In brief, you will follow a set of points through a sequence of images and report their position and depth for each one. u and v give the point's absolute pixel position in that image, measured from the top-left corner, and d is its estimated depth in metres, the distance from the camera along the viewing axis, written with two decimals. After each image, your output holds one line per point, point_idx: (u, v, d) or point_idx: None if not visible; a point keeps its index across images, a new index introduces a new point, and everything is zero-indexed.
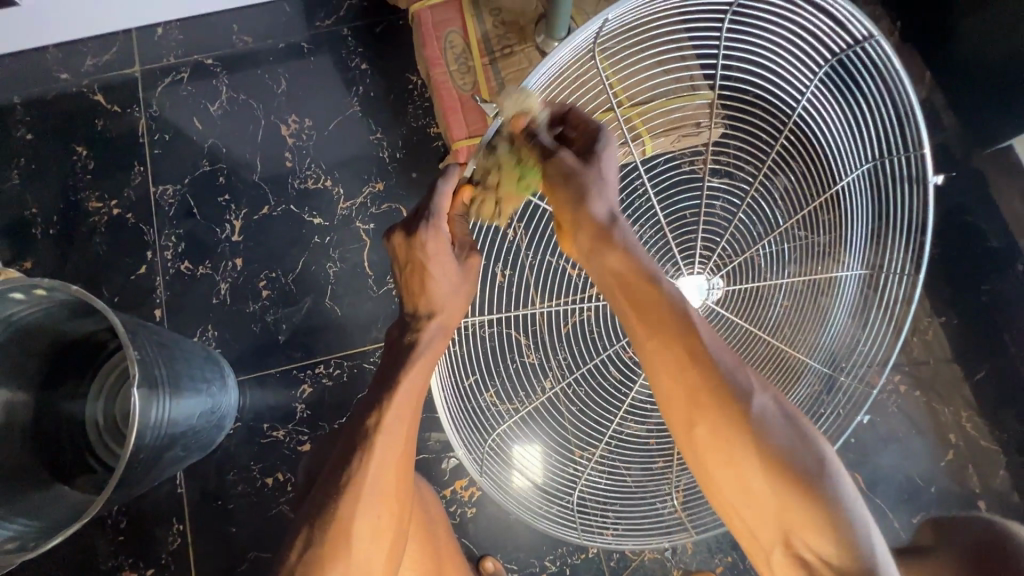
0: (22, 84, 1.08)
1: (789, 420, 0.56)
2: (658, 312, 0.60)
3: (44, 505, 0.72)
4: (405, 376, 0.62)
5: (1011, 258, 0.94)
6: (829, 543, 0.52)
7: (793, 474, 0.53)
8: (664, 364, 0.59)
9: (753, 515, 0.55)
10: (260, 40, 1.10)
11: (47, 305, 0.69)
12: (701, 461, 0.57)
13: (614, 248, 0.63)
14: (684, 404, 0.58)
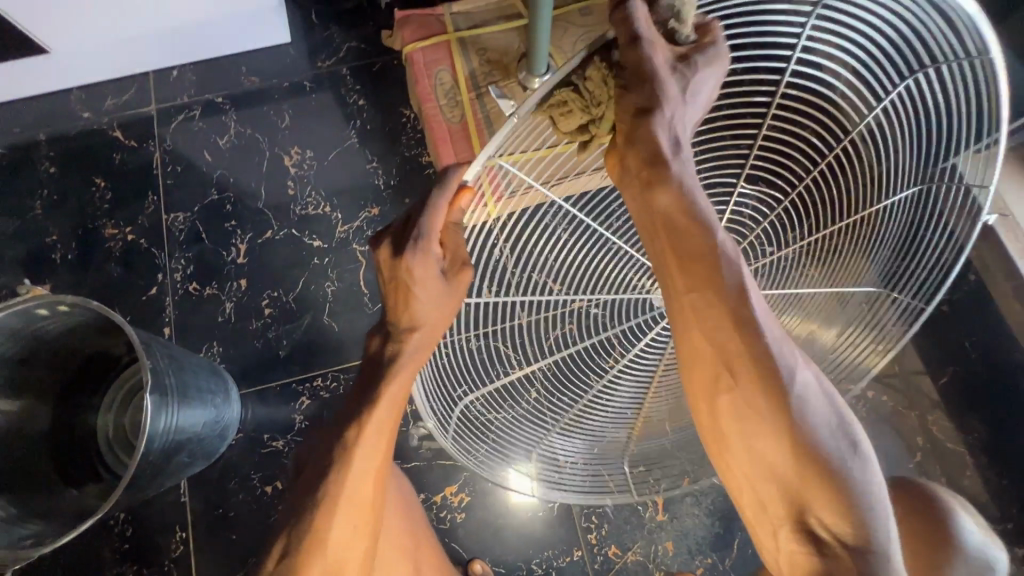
0: (47, 122, 1.17)
1: (822, 399, 0.61)
2: (708, 272, 0.63)
3: (52, 508, 0.78)
4: (384, 391, 0.65)
5: (964, 268, 1.01)
6: (832, 513, 0.59)
7: (819, 447, 0.59)
8: (710, 322, 0.63)
9: (767, 475, 0.61)
10: (266, 79, 1.20)
11: (69, 320, 0.76)
12: (726, 422, 0.63)
13: (670, 187, 0.64)
14: (721, 361, 0.62)
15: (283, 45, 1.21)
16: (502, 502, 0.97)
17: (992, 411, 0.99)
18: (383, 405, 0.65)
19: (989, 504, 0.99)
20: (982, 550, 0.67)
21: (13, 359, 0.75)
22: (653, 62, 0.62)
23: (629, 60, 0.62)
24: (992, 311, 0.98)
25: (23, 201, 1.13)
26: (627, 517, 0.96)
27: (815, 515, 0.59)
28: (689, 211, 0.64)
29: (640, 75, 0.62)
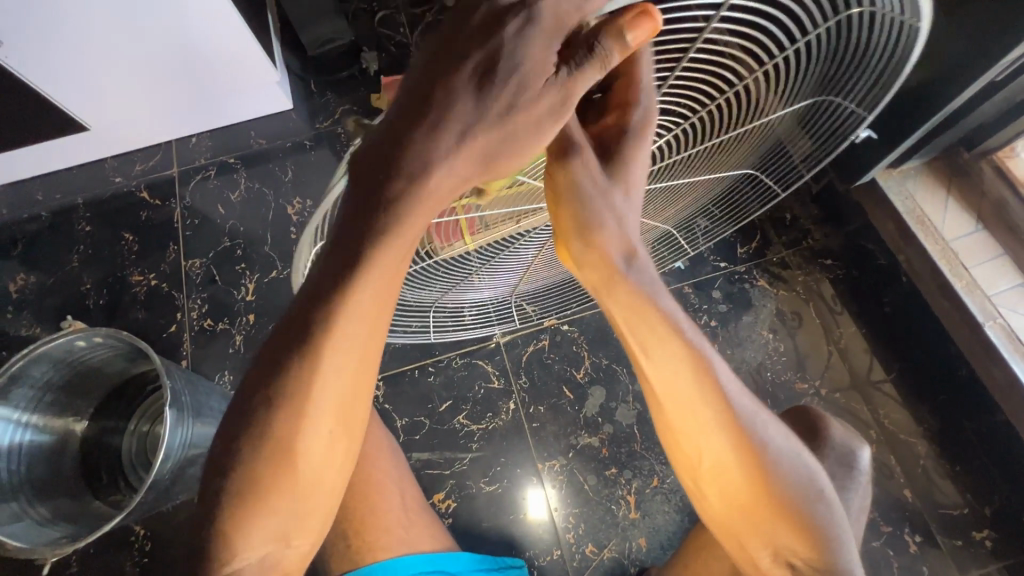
0: (84, 188, 1.35)
1: (791, 454, 0.62)
2: (676, 356, 0.58)
3: (78, 513, 0.90)
4: (355, 286, 0.49)
5: (894, 272, 1.12)
6: (804, 550, 0.62)
7: (794, 511, 0.61)
8: (682, 412, 0.60)
9: (749, 528, 0.63)
10: (271, 141, 1.38)
11: (104, 349, 0.92)
12: (708, 492, 0.64)
13: (623, 281, 0.59)
14: (699, 443, 0.61)
15: (285, 111, 1.40)
16: (486, 506, 1.07)
17: (937, 400, 1.09)
18: (354, 299, 0.49)
19: (942, 491, 1.07)
20: (845, 441, 0.81)
21: (55, 385, 0.91)
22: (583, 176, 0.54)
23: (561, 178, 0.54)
24: (927, 309, 1.07)
25: (63, 256, 1.30)
26: (603, 516, 1.06)
27: (790, 553, 0.63)
28: (649, 299, 0.58)
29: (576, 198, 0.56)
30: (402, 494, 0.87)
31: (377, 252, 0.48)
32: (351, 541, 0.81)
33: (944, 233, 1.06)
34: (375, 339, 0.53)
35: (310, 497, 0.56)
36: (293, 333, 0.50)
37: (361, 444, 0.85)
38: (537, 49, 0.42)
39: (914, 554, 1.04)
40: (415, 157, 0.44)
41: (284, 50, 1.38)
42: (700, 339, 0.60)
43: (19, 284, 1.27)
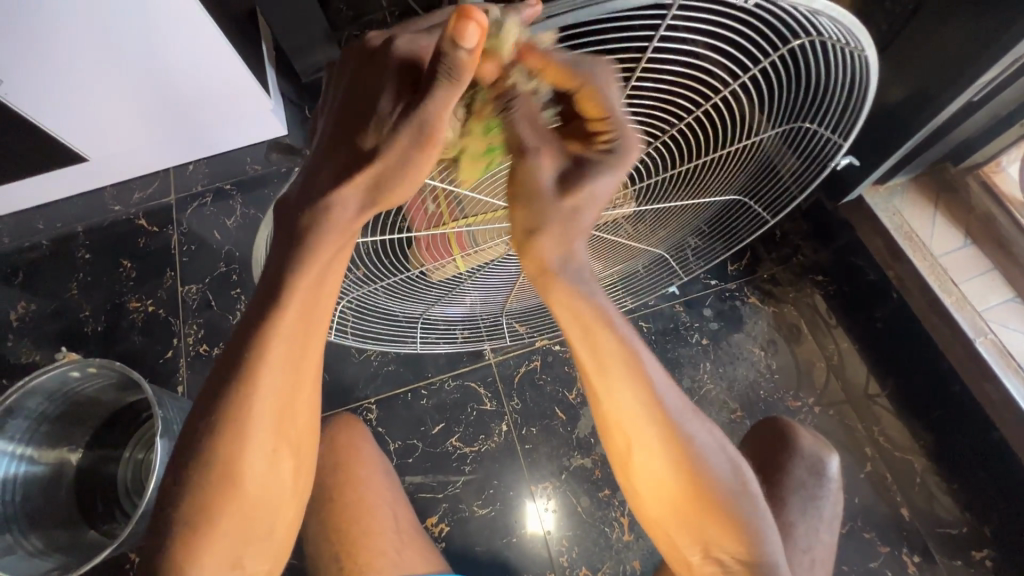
0: (84, 216, 1.38)
1: (719, 445, 0.62)
2: (618, 358, 0.58)
3: (69, 543, 0.91)
4: (295, 281, 0.53)
5: (885, 287, 1.12)
6: (733, 545, 0.62)
7: (721, 512, 0.61)
8: (622, 411, 0.60)
9: (680, 522, 0.63)
10: (267, 167, 1.40)
11: (99, 379, 0.93)
12: (640, 484, 0.64)
13: (565, 281, 0.58)
14: (637, 441, 0.61)
15: (281, 136, 1.42)
16: (479, 530, 1.07)
17: (932, 417, 1.08)
18: (282, 316, 0.53)
19: (939, 509, 1.06)
20: (816, 451, 0.83)
21: (49, 415, 0.93)
22: (597, 169, 0.50)
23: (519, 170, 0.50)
24: (918, 324, 1.07)
25: (62, 283, 1.32)
26: (597, 539, 1.05)
27: (715, 545, 0.63)
28: (585, 298, 0.58)
29: (527, 191, 0.53)
30: (395, 515, 0.87)
31: (302, 261, 0.53)
32: (343, 563, 0.80)
33: (932, 248, 1.06)
34: (311, 341, 0.56)
35: (258, 512, 0.57)
36: (240, 346, 0.54)
37: (351, 468, 0.88)
38: (392, 90, 0.45)
39: (912, 574, 1.03)
40: (317, 195, 0.51)
41: (279, 77, 1.42)
42: (633, 334, 0.60)
43: (19, 312, 1.29)
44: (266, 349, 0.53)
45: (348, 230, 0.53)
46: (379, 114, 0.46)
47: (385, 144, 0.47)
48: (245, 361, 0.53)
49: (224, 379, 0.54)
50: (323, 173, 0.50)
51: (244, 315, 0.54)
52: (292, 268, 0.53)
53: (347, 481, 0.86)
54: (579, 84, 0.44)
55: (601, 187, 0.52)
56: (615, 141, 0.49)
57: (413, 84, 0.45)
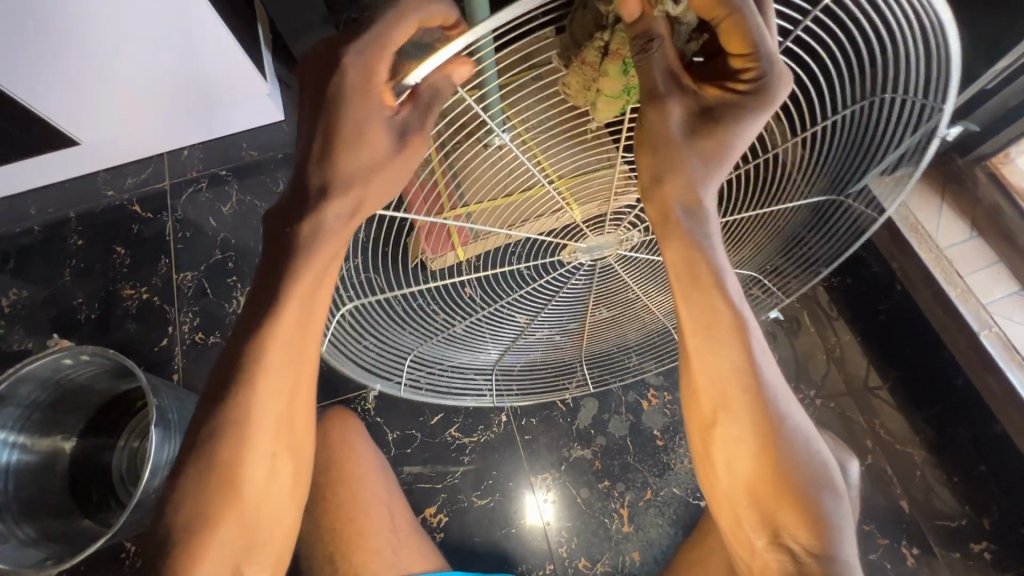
0: (76, 202, 1.35)
1: (800, 423, 0.60)
2: (718, 316, 0.59)
3: (61, 534, 0.90)
4: (287, 295, 0.54)
5: (890, 279, 1.11)
6: (805, 537, 0.58)
7: (800, 493, 0.58)
8: (709, 369, 0.60)
9: (749, 501, 0.61)
10: (263, 152, 1.38)
11: (92, 367, 0.92)
12: (714, 455, 0.62)
13: (680, 234, 0.59)
14: (719, 404, 0.60)
15: (278, 122, 1.40)
16: (478, 520, 1.06)
17: (933, 410, 1.08)
18: (279, 320, 0.54)
19: (938, 501, 1.06)
20: (833, 454, 0.82)
21: (41, 403, 0.91)
22: (741, 111, 0.53)
23: (651, 117, 0.52)
24: (922, 316, 1.06)
25: (55, 269, 1.30)
26: (596, 530, 1.05)
27: (788, 535, 0.58)
28: (704, 252, 0.59)
29: (655, 136, 0.54)
30: (391, 515, 0.86)
31: (295, 269, 0.53)
32: (337, 565, 0.80)
33: (938, 240, 1.04)
34: (308, 353, 0.58)
35: (258, 516, 0.58)
36: (235, 355, 0.55)
37: (344, 465, 0.86)
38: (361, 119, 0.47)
39: (911, 566, 1.03)
40: (297, 207, 0.52)
41: (275, 61, 1.39)
42: (741, 301, 0.60)
43: (11, 298, 1.27)
44: (265, 351, 0.54)
45: (337, 244, 0.54)
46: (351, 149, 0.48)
47: (347, 155, 0.49)
48: (246, 368, 0.55)
49: (225, 385, 0.55)
50: (302, 186, 0.52)
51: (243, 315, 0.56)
52: (284, 274, 0.53)
53: (342, 480, 0.85)
54: (728, 13, 0.46)
55: (743, 127, 0.54)
56: (763, 77, 0.51)
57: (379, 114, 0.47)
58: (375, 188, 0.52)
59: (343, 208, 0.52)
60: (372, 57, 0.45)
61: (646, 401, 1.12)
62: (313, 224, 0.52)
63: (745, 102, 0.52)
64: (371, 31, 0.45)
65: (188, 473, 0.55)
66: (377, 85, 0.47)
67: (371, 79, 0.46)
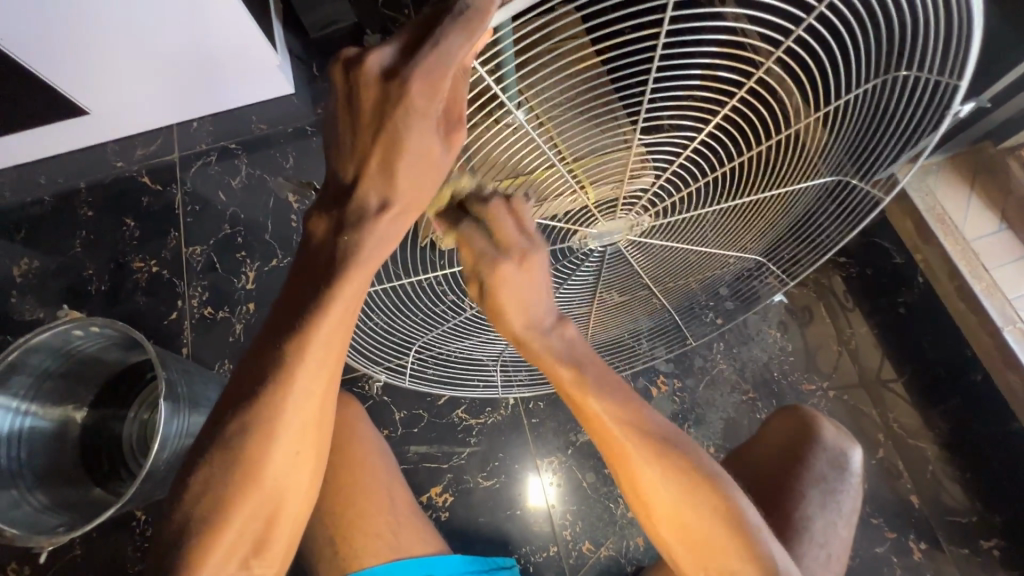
0: (86, 172, 1.34)
1: (692, 454, 0.65)
2: (578, 385, 0.66)
3: (69, 501, 0.91)
4: (333, 303, 0.55)
5: (912, 271, 1.08)
6: (739, 566, 0.62)
7: (709, 521, 0.62)
8: (598, 428, 0.66)
9: (684, 546, 0.65)
10: (273, 126, 1.36)
11: (101, 338, 0.91)
12: (637, 506, 0.67)
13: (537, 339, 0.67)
14: (617, 458, 0.66)
15: (289, 95, 1.37)
16: (483, 502, 1.06)
17: (949, 406, 1.06)
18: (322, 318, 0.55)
19: (946, 496, 1.05)
20: (838, 442, 0.83)
21: (51, 373, 0.92)
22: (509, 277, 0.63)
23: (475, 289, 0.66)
24: (943, 310, 1.03)
25: (65, 240, 1.29)
26: (600, 514, 1.05)
27: (719, 567, 0.63)
28: (551, 350, 0.68)
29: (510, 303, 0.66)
30: (393, 499, 0.86)
31: (348, 266, 0.55)
32: (337, 547, 0.81)
33: (966, 232, 1.01)
34: (338, 359, 0.58)
35: (272, 509, 0.59)
36: (269, 349, 0.56)
37: (347, 449, 0.86)
38: (417, 129, 0.48)
39: (917, 560, 1.02)
40: (352, 218, 0.54)
41: (286, 30, 1.36)
42: (598, 372, 0.67)
43: (22, 268, 1.27)
44: (304, 349, 0.55)
45: (382, 251, 0.56)
46: (406, 149, 0.49)
47: (401, 172, 0.51)
48: (280, 367, 0.56)
49: (259, 378, 0.56)
50: (358, 202, 0.53)
51: (284, 313, 0.57)
52: (336, 273, 0.55)
53: (340, 465, 0.85)
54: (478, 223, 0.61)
55: (531, 283, 0.65)
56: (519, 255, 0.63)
57: (426, 111, 0.47)
58: (423, 196, 0.53)
59: (399, 218, 0.54)
60: (432, 70, 0.45)
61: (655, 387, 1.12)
62: (358, 236, 0.54)
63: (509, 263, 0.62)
64: (432, 43, 0.44)
65: (224, 442, 0.56)
66: (438, 102, 0.47)
67: (433, 95, 0.46)
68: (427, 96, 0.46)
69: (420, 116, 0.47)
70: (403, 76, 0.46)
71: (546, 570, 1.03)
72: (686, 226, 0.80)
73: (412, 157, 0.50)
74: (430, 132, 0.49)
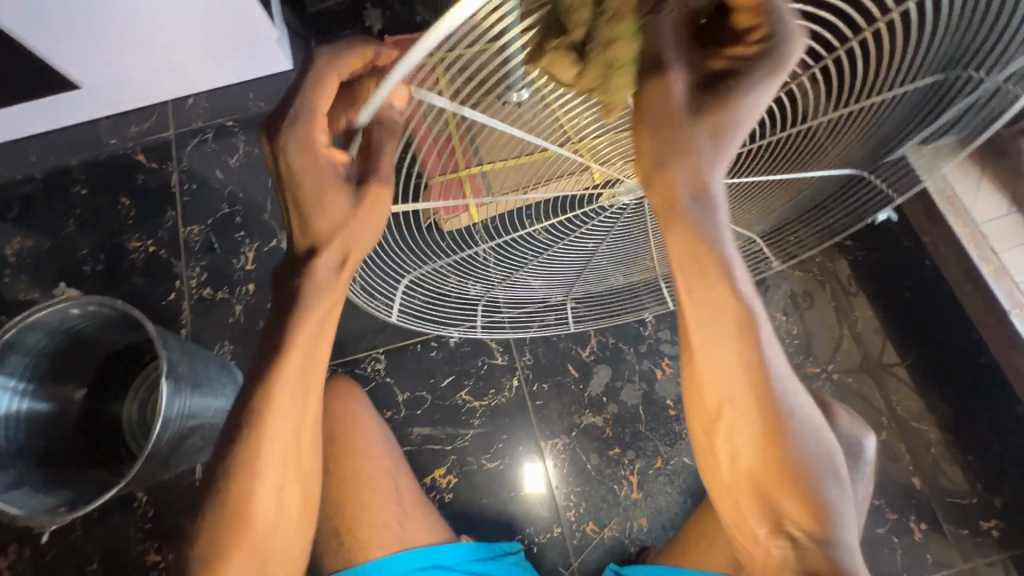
0: (79, 149, 1.31)
1: (807, 420, 0.58)
2: (717, 299, 0.55)
3: (74, 481, 0.91)
4: (293, 339, 0.57)
5: (919, 255, 1.08)
6: (807, 528, 0.56)
7: (800, 481, 0.56)
8: (718, 360, 0.56)
9: (753, 498, 0.58)
10: (271, 103, 1.32)
11: (99, 317, 0.90)
12: (718, 442, 0.59)
13: (682, 222, 0.53)
14: (726, 397, 0.56)
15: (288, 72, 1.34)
16: (487, 483, 1.06)
17: (954, 390, 1.06)
18: (289, 354, 0.57)
19: (948, 479, 1.06)
20: (853, 430, 0.82)
21: (50, 352, 0.90)
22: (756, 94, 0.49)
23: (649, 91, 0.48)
24: (950, 292, 1.03)
25: (59, 219, 1.27)
26: (605, 495, 1.05)
27: (791, 523, 0.57)
28: (712, 239, 0.54)
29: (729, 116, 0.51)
30: (398, 489, 0.86)
31: (304, 306, 0.56)
32: (343, 538, 0.80)
33: (975, 216, 1.00)
34: (311, 392, 0.60)
35: (266, 545, 0.60)
36: (250, 389, 0.59)
37: (350, 439, 0.86)
38: (313, 179, 0.50)
39: (918, 540, 1.03)
40: (292, 266, 0.56)
41: (283, 3, 1.31)
42: (747, 286, 0.55)
43: (15, 247, 1.25)
44: (275, 392, 0.58)
45: (340, 284, 0.57)
46: (314, 204, 0.52)
47: (327, 208, 0.52)
48: (255, 407, 0.58)
49: (242, 423, 0.58)
50: (295, 248, 0.56)
51: (253, 364, 0.59)
52: (289, 319, 0.57)
53: (346, 458, 0.84)
54: None
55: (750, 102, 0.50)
56: (770, 45, 0.46)
57: (319, 167, 0.50)
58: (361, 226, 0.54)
59: (337, 258, 0.56)
60: (311, 128, 0.49)
61: (660, 369, 1.11)
62: (306, 274, 0.55)
63: (759, 65, 0.47)
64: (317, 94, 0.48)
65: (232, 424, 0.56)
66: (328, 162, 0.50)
67: (320, 159, 0.49)
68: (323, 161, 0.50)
69: (315, 173, 0.50)
70: (285, 146, 0.49)
71: (550, 550, 1.03)
72: None
73: (318, 210, 0.53)
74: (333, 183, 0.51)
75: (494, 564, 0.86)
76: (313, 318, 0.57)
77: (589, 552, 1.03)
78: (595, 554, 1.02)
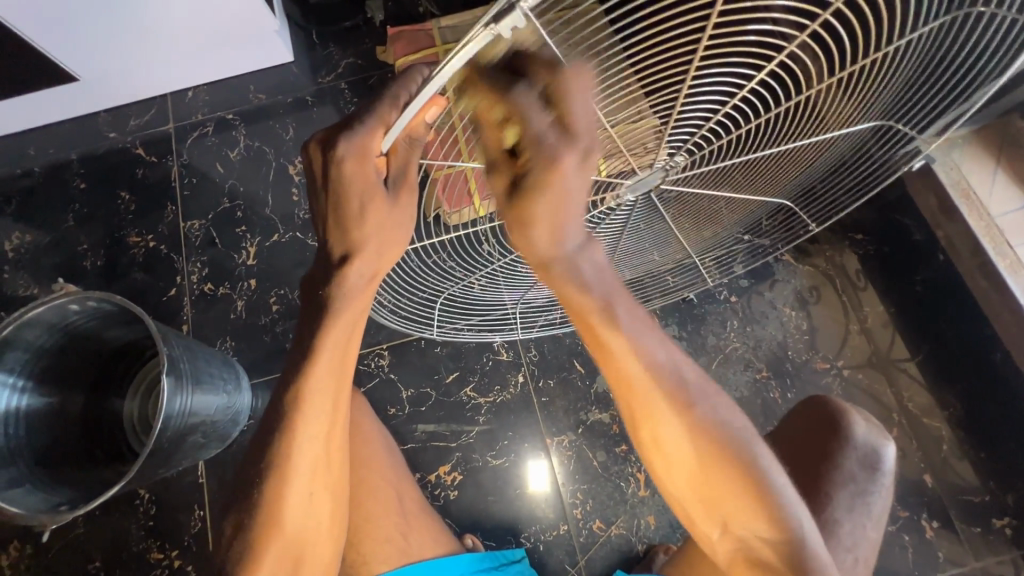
0: (77, 143, 1.29)
1: (722, 416, 0.61)
2: (601, 329, 0.60)
3: (75, 479, 0.90)
4: (319, 353, 0.60)
5: (931, 248, 1.06)
6: (758, 525, 0.59)
7: (724, 483, 0.60)
8: (619, 383, 0.61)
9: (698, 506, 0.62)
10: (271, 96, 1.31)
11: (97, 314, 0.89)
12: (653, 458, 0.64)
13: (556, 270, 0.57)
14: (639, 414, 0.62)
15: (288, 64, 1.32)
16: (492, 481, 1.05)
17: (966, 386, 1.04)
18: (316, 368, 0.60)
19: (960, 476, 1.04)
20: (870, 439, 0.81)
21: (49, 349, 0.88)
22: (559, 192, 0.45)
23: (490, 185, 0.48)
24: (963, 287, 1.02)
25: (58, 214, 1.25)
26: (611, 493, 1.04)
27: (740, 528, 0.60)
28: (582, 286, 0.58)
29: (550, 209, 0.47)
30: (400, 499, 0.84)
31: (330, 323, 0.59)
32: (346, 552, 0.79)
33: (990, 208, 0.99)
34: (336, 403, 0.62)
35: (300, 548, 0.62)
36: (280, 399, 0.61)
37: (356, 447, 0.84)
38: (359, 176, 0.51)
39: (929, 539, 1.02)
40: (324, 274, 0.58)
41: None
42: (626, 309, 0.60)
43: (14, 242, 1.23)
44: (305, 405, 0.60)
45: (366, 290, 0.59)
46: (356, 208, 0.53)
47: (370, 218, 0.53)
48: (287, 417, 0.60)
49: (271, 435, 0.61)
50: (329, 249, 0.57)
51: (282, 379, 0.62)
52: (317, 334, 0.60)
53: (355, 467, 0.83)
54: (489, 80, 0.40)
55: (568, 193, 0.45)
56: (536, 152, 0.41)
57: (370, 169, 0.51)
58: (394, 238, 0.56)
59: (367, 266, 0.57)
60: (372, 137, 0.49)
61: None
62: (342, 281, 0.57)
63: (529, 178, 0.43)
64: (385, 101, 0.48)
65: None
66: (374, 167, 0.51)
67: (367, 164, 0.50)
68: (372, 167, 0.51)
69: (364, 175, 0.51)
70: (335, 149, 0.50)
71: (556, 549, 1.02)
72: (707, 203, 0.79)
73: (362, 210, 0.53)
74: (380, 187, 0.52)
75: (498, 574, 0.86)
76: (339, 335, 0.60)
77: (595, 550, 1.01)
78: (602, 552, 1.01)
